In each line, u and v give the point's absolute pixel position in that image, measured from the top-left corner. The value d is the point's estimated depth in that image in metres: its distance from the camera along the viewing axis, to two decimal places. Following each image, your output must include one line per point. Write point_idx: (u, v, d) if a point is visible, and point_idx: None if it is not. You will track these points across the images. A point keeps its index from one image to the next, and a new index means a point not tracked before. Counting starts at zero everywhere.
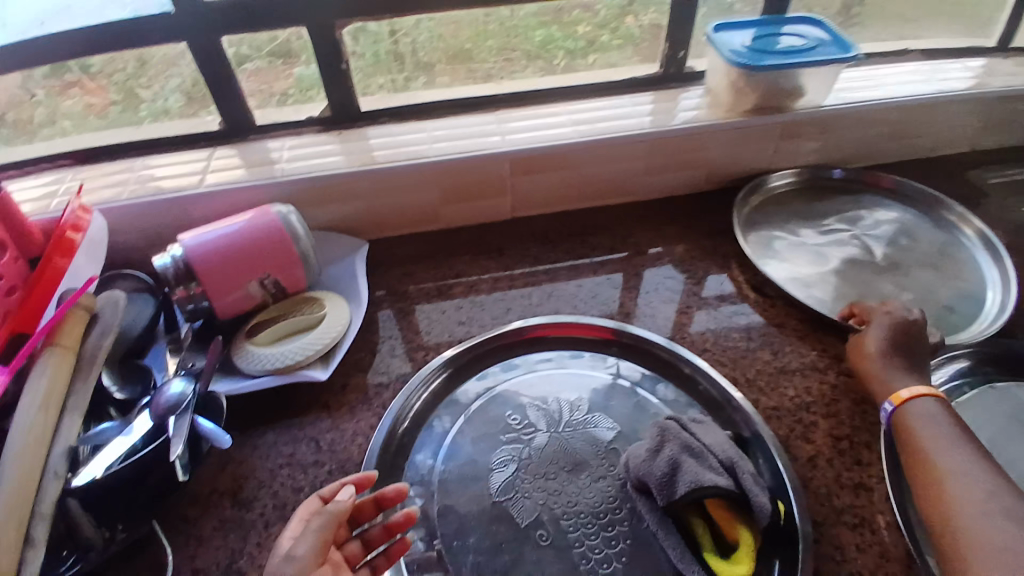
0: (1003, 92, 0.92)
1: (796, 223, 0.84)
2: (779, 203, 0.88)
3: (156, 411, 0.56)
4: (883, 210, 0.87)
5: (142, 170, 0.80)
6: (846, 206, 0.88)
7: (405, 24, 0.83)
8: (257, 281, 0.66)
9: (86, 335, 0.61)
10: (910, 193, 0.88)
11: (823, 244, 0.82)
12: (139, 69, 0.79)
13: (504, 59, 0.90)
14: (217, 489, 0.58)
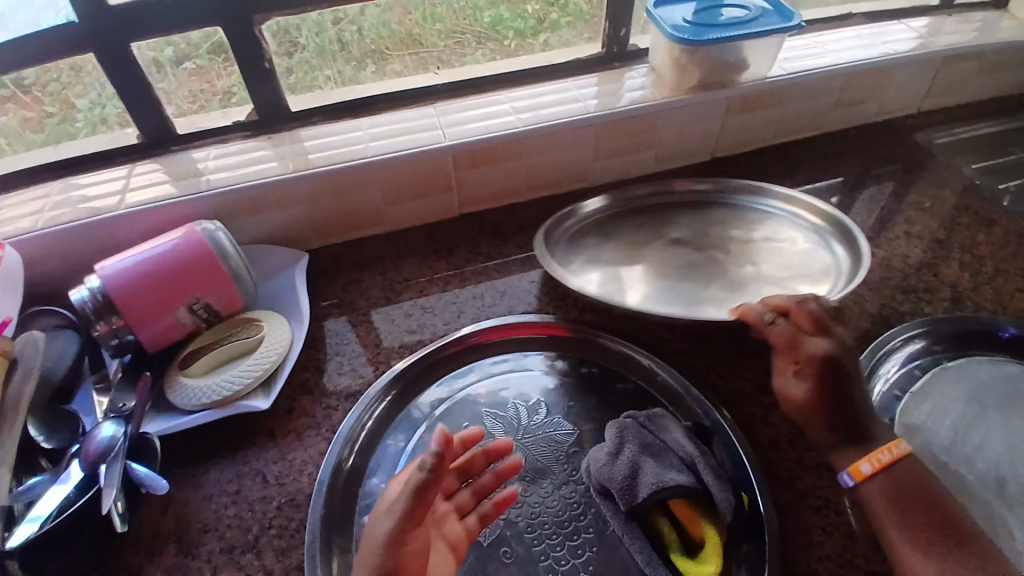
0: (947, 52, 0.91)
1: (629, 242, 0.77)
2: (610, 223, 0.80)
3: (86, 459, 0.52)
4: (741, 212, 0.81)
5: (76, 190, 0.73)
6: (688, 213, 0.82)
7: (351, 12, 0.77)
8: (187, 306, 0.61)
9: (7, 381, 0.56)
10: (738, 191, 0.83)
11: (664, 255, 0.75)
12: (73, 76, 0.72)
13: (453, 42, 0.84)
14: (159, 536, 0.54)
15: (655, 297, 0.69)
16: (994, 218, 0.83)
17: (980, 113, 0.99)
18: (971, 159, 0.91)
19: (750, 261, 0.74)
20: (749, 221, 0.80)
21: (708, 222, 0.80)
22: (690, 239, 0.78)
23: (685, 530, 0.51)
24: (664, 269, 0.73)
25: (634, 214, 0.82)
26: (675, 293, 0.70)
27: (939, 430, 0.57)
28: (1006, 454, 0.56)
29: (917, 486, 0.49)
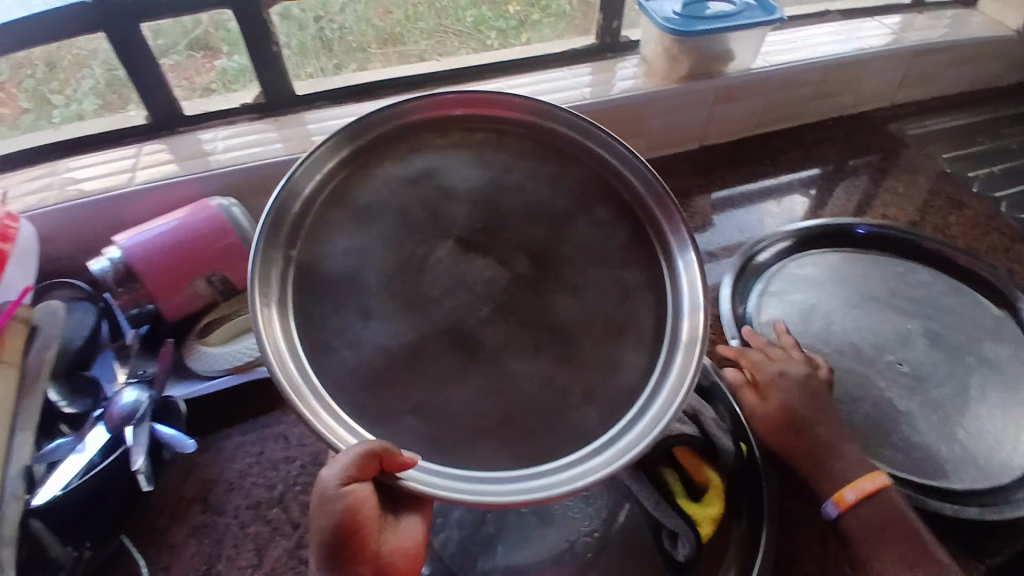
0: (916, 48, 0.97)
1: (392, 234, 0.54)
2: (370, 186, 0.55)
3: (112, 423, 0.54)
4: (431, 159, 0.58)
5: (63, 175, 0.73)
6: (488, 172, 0.59)
7: (332, 7, 0.81)
8: (204, 278, 0.63)
9: (28, 349, 0.58)
10: (547, 124, 0.60)
11: (448, 262, 0.54)
12: (48, 73, 0.75)
13: (435, 41, 0.88)
14: (183, 497, 0.57)
15: (433, 388, 0.49)
16: (963, 200, 0.89)
17: (946, 106, 1.06)
18: (939, 149, 0.98)
19: (566, 290, 0.55)
20: (496, 177, 0.59)
21: (420, 168, 0.57)
22: (483, 232, 0.56)
23: (690, 476, 0.56)
24: (453, 335, 0.51)
25: (408, 176, 0.57)
26: (472, 379, 0.50)
27: (789, 311, 0.73)
28: (843, 325, 0.72)
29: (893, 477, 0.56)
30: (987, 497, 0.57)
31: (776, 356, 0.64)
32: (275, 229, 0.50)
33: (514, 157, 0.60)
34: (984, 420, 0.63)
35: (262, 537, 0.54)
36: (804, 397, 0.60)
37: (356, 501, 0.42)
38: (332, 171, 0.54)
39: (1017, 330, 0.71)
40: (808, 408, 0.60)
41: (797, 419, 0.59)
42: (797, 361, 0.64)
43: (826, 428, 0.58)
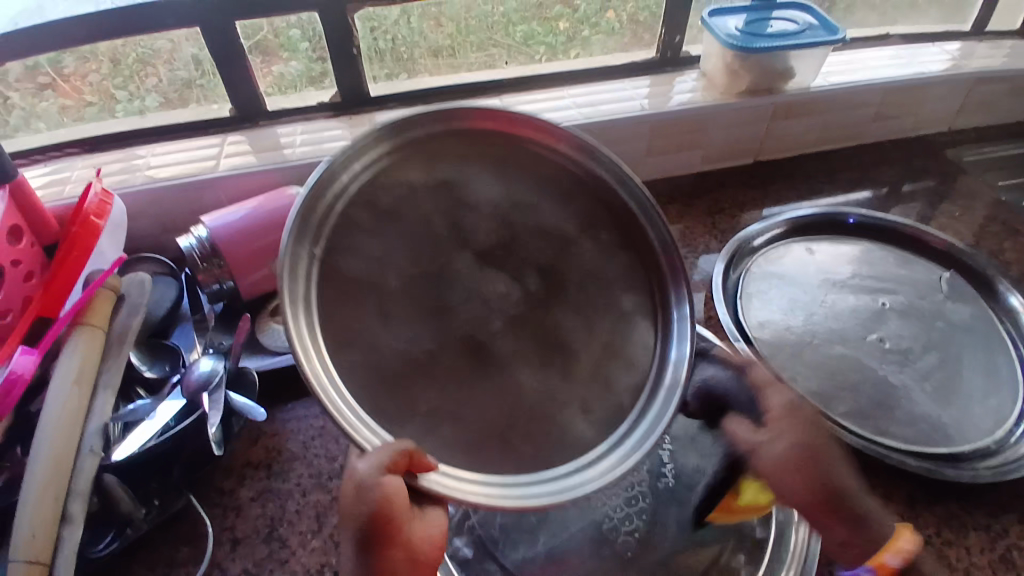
0: (976, 75, 0.97)
1: (420, 246, 0.50)
2: (389, 190, 0.50)
3: (189, 389, 0.57)
4: (454, 168, 0.53)
5: (136, 160, 0.79)
6: (516, 194, 0.56)
7: (387, 20, 0.83)
8: (279, 260, 0.67)
9: (114, 316, 0.61)
10: (596, 154, 0.58)
11: (472, 280, 0.51)
12: (112, 70, 0.79)
13: (484, 55, 0.91)
14: (249, 462, 0.60)
15: (449, 403, 0.48)
16: (1021, 227, 0.88)
17: (1004, 135, 1.05)
18: (996, 176, 0.97)
19: (581, 322, 0.55)
20: (519, 197, 0.56)
21: (444, 175, 0.53)
22: (502, 249, 0.54)
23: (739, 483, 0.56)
24: (469, 349, 0.50)
25: (431, 182, 0.52)
26: (488, 394, 0.50)
27: (781, 304, 0.73)
28: (829, 315, 0.72)
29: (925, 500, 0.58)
30: (994, 456, 0.60)
31: (792, 421, 0.50)
32: (303, 232, 0.45)
33: (536, 175, 0.57)
34: (972, 380, 0.66)
35: (322, 505, 0.57)
36: (810, 471, 0.47)
37: (392, 492, 0.41)
38: (359, 170, 0.49)
39: (971, 290, 0.76)
40: (806, 474, 0.47)
41: (826, 501, 0.47)
42: (796, 425, 0.49)
43: (835, 476, 0.48)
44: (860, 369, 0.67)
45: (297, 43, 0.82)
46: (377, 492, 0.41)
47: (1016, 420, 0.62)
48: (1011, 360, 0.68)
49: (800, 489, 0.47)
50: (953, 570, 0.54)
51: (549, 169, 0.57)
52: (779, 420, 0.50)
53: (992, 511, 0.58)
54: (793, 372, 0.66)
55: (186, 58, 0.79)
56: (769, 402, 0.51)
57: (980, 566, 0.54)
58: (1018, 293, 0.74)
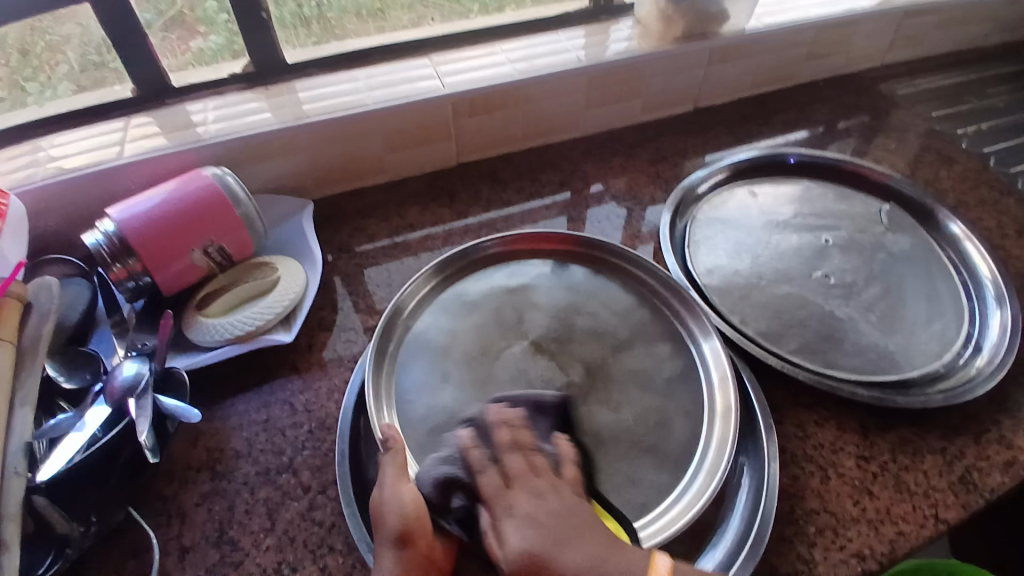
0: (905, 7, 0.97)
1: (485, 329, 0.62)
2: (476, 288, 0.66)
3: (112, 397, 0.53)
4: (521, 273, 0.68)
5: (42, 152, 0.72)
6: (573, 295, 0.66)
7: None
8: (201, 248, 0.63)
9: (23, 325, 0.56)
10: (612, 251, 0.69)
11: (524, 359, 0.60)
12: (20, 61, 0.73)
13: (416, 14, 0.87)
14: (191, 466, 0.57)
15: None
16: (954, 156, 0.90)
17: (933, 66, 1.06)
18: (928, 107, 0.98)
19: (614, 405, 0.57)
20: (576, 299, 0.65)
21: (517, 281, 0.67)
22: (555, 342, 0.61)
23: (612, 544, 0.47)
24: None
25: (506, 285, 0.67)
26: None
27: (728, 249, 0.73)
28: (774, 256, 0.72)
29: (879, 436, 0.59)
30: (943, 382, 0.61)
31: (535, 485, 0.46)
32: (384, 339, 0.61)
33: (590, 276, 0.68)
34: (915, 306, 0.68)
35: (273, 501, 0.54)
36: (546, 529, 0.43)
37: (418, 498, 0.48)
38: (420, 290, 0.65)
39: (910, 220, 0.77)
40: (578, 530, 0.44)
41: (546, 563, 0.42)
42: (538, 484, 0.46)
43: (576, 545, 0.42)
44: (809, 308, 0.67)
45: (214, 16, 0.77)
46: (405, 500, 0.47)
47: (960, 345, 0.64)
48: (951, 286, 0.70)
49: (584, 554, 0.42)
50: (912, 494, 0.56)
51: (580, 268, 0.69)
52: (541, 474, 0.47)
53: (944, 433, 0.59)
54: (742, 314, 0.66)
55: (96, 40, 0.74)
56: (564, 449, 0.49)
57: (939, 489, 0.56)
58: (957, 220, 0.75)
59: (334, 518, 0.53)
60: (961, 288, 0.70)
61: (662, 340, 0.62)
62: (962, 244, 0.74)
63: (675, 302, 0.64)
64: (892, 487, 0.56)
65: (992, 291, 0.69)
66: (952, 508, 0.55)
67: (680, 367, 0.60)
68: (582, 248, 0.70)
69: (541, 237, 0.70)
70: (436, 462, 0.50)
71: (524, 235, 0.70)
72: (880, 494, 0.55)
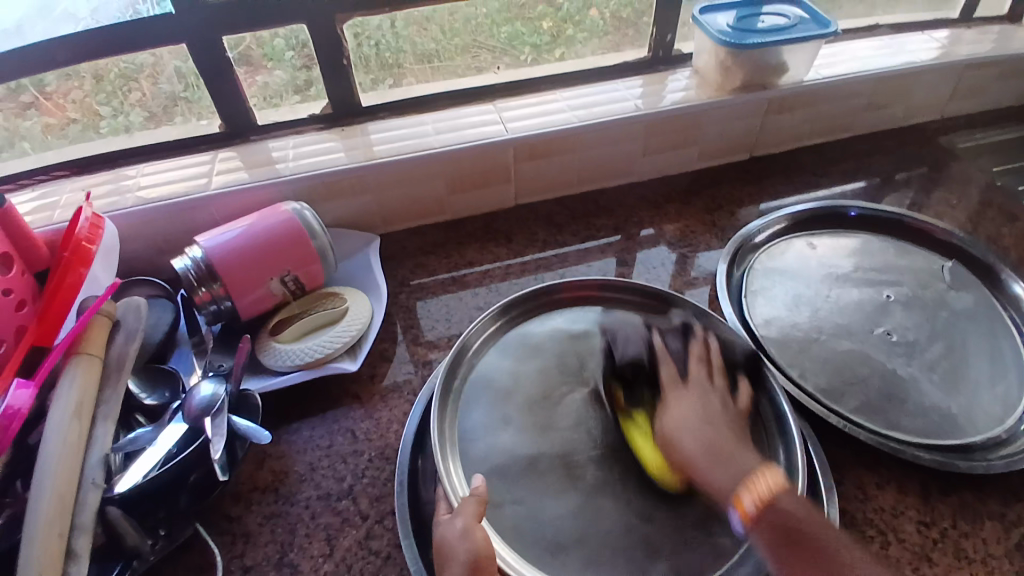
0: (968, 61, 0.97)
1: (547, 369, 0.64)
2: (539, 330, 0.68)
3: (189, 415, 0.56)
4: (584, 316, 0.70)
5: (125, 180, 0.78)
6: None
7: (372, 27, 0.81)
8: (278, 278, 0.66)
9: (110, 344, 0.60)
10: (673, 299, 0.70)
11: (583, 402, 0.61)
12: (95, 86, 0.77)
13: (469, 57, 0.90)
14: (256, 486, 0.59)
15: (541, 496, 0.54)
16: (1017, 212, 0.88)
17: (995, 120, 1.05)
18: (990, 161, 0.97)
19: None
20: None
21: (580, 324, 0.69)
22: None
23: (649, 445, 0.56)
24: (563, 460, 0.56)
25: (569, 327, 0.68)
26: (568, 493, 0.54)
27: (784, 298, 0.73)
28: (834, 309, 0.72)
29: (939, 502, 0.58)
30: (1009, 446, 0.60)
31: (699, 385, 0.57)
32: (450, 372, 0.63)
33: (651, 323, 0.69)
34: (979, 367, 0.66)
35: (332, 527, 0.56)
36: (701, 431, 0.53)
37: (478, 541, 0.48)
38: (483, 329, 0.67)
39: (973, 278, 0.76)
40: (726, 435, 0.54)
41: (674, 448, 0.53)
42: (707, 384, 0.58)
43: (700, 437, 0.53)
44: (870, 363, 0.66)
45: (282, 53, 0.80)
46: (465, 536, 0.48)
47: None
48: (1016, 347, 0.68)
49: (703, 441, 0.52)
50: (969, 562, 0.54)
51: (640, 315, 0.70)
52: (697, 379, 0.58)
53: (1004, 500, 0.57)
54: (800, 368, 0.66)
55: (170, 73, 0.78)
56: (739, 381, 0.60)
57: (997, 556, 0.54)
58: (1022, 281, 0.74)
59: (391, 548, 0.55)
60: None
61: None
62: None
63: None
64: (952, 555, 0.54)
65: None
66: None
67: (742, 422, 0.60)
68: (640, 296, 0.71)
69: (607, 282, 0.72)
70: (628, 341, 0.61)
71: (587, 279, 0.72)
72: (939, 561, 0.54)
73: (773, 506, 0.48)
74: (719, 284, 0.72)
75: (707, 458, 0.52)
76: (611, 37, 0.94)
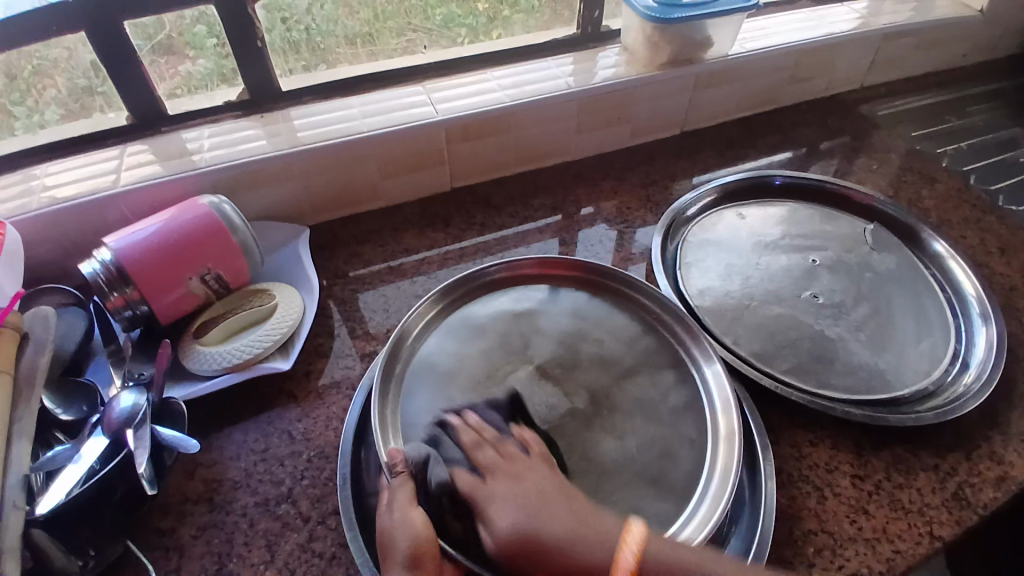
0: (885, 30, 1.00)
1: (491, 352, 0.63)
2: (483, 312, 0.67)
3: (110, 428, 0.53)
4: (527, 298, 0.69)
5: (32, 180, 0.72)
6: (579, 321, 0.67)
7: (298, 9, 0.78)
8: (198, 276, 0.63)
9: (18, 357, 0.55)
10: (614, 277, 0.70)
11: (527, 386, 0.60)
12: (7, 85, 0.71)
13: (405, 39, 0.87)
14: (188, 498, 0.56)
15: None
16: (936, 175, 0.92)
17: (914, 87, 1.09)
18: (908, 127, 1.01)
19: (614, 434, 0.57)
20: (583, 326, 0.66)
21: (523, 307, 0.68)
22: (560, 367, 0.62)
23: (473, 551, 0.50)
24: None
25: (512, 310, 0.67)
26: None
27: (719, 269, 0.74)
28: (765, 276, 0.74)
29: (872, 455, 0.60)
30: (934, 399, 0.63)
31: (512, 470, 0.52)
32: (392, 358, 0.62)
33: (593, 301, 0.69)
34: (904, 324, 0.69)
35: (272, 533, 0.54)
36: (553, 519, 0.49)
37: (423, 533, 0.48)
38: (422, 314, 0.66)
39: (895, 239, 0.79)
40: (556, 505, 0.50)
41: (539, 542, 0.48)
42: (521, 463, 0.53)
43: (554, 524, 0.49)
44: (803, 327, 0.68)
45: (203, 40, 0.76)
46: (408, 531, 0.47)
47: (949, 360, 0.66)
48: (938, 304, 0.72)
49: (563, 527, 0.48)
50: (907, 512, 0.56)
51: (581, 294, 0.70)
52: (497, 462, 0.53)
53: (938, 451, 0.60)
54: (735, 336, 0.67)
55: (83, 65, 0.73)
56: (529, 440, 0.55)
57: (934, 506, 0.57)
58: (940, 239, 0.77)
59: (335, 548, 0.53)
60: (947, 305, 0.72)
61: (665, 367, 0.63)
62: (946, 263, 0.76)
63: (673, 324, 0.66)
64: (887, 505, 0.57)
65: (978, 309, 0.71)
66: (953, 526, 0.55)
67: (683, 395, 0.61)
68: (580, 274, 0.71)
69: (547, 261, 0.71)
70: (437, 462, 0.52)
71: (529, 260, 0.71)
72: (876, 513, 0.56)
73: (651, 563, 0.46)
74: (656, 258, 0.73)
75: (570, 539, 0.48)
76: (539, 15, 0.92)
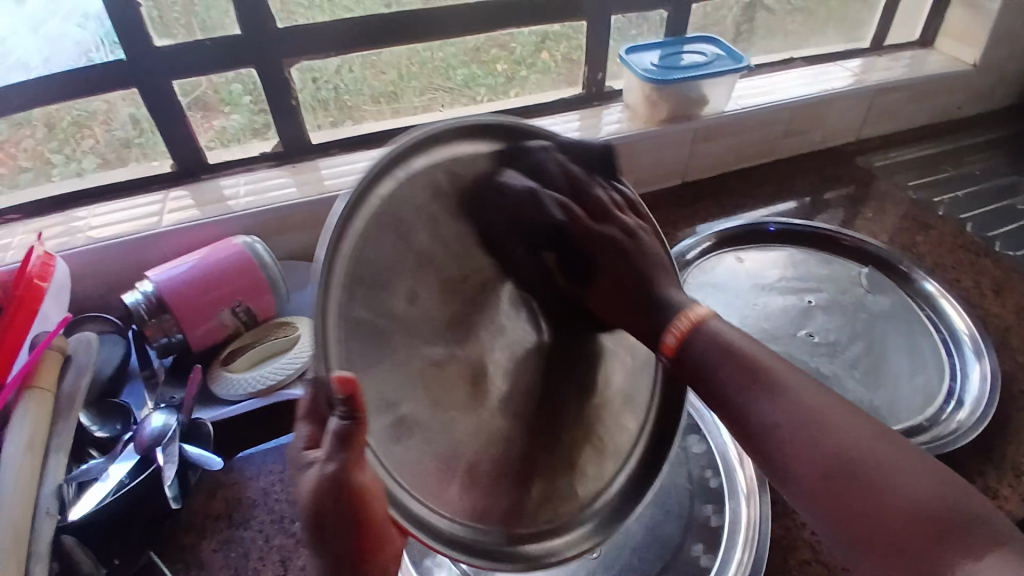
0: (877, 87, 1.06)
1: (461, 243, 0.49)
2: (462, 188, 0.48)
3: (141, 445, 0.57)
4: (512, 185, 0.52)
5: (77, 222, 0.78)
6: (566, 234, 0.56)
7: (328, 70, 0.86)
8: (228, 309, 0.68)
9: (61, 379, 0.60)
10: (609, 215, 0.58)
11: None
12: (47, 134, 0.79)
13: (428, 98, 0.95)
14: (210, 515, 0.60)
15: None
16: (931, 222, 0.96)
17: (910, 139, 1.14)
18: (904, 177, 1.06)
19: None
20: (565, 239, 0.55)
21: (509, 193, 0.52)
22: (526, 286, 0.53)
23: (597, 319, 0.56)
24: None
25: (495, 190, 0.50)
26: None
27: (719, 311, 0.78)
28: (761, 316, 0.77)
29: None
30: (927, 433, 0.64)
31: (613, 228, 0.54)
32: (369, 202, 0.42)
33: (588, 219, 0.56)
34: (897, 361, 0.72)
35: (286, 550, 0.57)
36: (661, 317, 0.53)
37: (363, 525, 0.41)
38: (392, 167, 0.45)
39: (888, 281, 0.83)
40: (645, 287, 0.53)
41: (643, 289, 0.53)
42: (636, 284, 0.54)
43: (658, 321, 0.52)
44: (799, 364, 0.71)
45: (238, 98, 0.84)
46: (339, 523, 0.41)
47: (944, 398, 0.68)
48: (931, 342, 0.74)
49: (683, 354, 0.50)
50: None
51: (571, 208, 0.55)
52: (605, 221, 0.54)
53: None
54: None
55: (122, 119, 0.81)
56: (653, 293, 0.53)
57: None
58: (931, 279, 0.81)
59: None
60: (941, 344, 0.74)
61: None
62: (938, 301, 0.79)
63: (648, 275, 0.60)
64: None
65: (970, 346, 0.73)
66: None
67: None
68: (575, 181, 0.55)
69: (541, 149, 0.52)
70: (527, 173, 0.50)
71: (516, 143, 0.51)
72: None
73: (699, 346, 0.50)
74: None
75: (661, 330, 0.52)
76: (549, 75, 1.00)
